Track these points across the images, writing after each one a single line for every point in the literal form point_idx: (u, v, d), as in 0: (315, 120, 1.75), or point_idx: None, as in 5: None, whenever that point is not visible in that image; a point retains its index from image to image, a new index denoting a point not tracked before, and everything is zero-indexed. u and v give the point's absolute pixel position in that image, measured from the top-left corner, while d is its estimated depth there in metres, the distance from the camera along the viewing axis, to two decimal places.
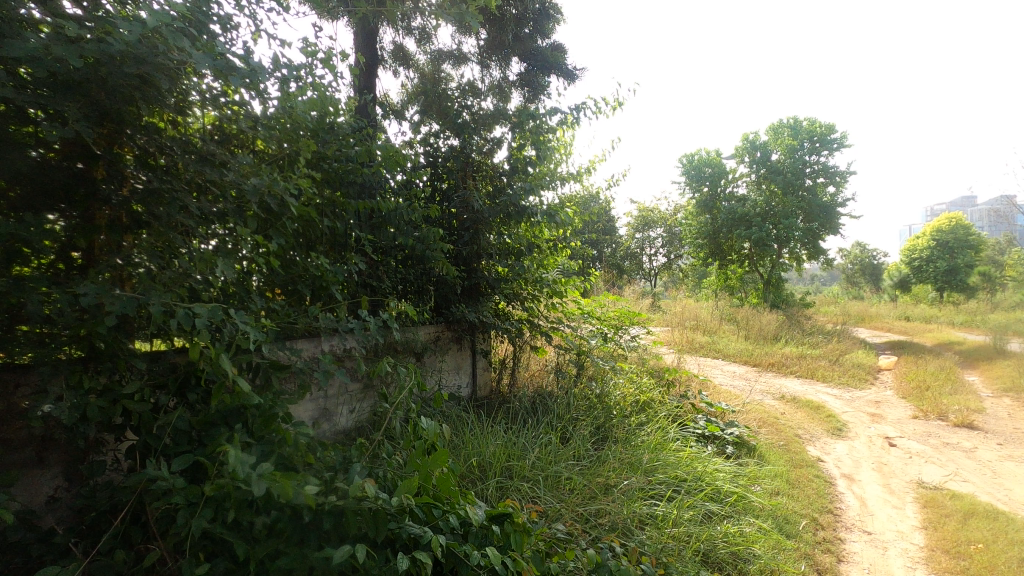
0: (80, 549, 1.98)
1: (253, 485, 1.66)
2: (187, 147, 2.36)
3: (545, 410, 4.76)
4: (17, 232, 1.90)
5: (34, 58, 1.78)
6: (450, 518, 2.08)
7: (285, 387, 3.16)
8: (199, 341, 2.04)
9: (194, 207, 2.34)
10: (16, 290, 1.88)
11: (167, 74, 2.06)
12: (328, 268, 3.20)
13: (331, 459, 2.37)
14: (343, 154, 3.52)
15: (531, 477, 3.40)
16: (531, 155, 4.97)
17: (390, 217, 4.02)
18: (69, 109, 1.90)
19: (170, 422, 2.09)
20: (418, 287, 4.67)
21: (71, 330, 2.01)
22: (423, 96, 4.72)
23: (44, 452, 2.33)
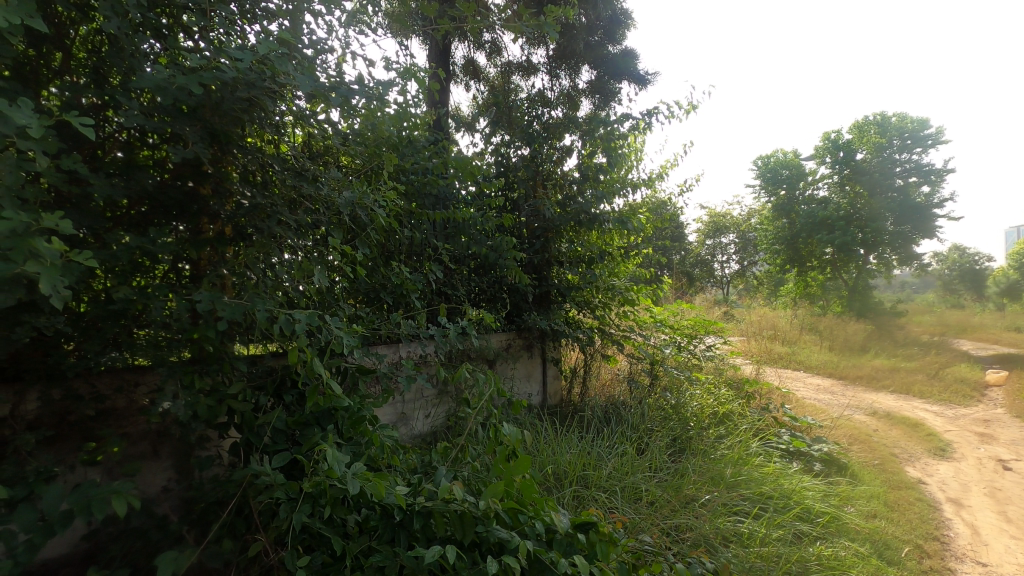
0: (192, 537, 2.13)
1: (348, 483, 1.83)
2: (284, 164, 2.54)
3: (618, 421, 4.67)
4: (144, 245, 2.08)
5: (160, 87, 1.95)
6: (536, 524, 2.00)
7: (369, 391, 3.31)
8: (297, 345, 2.16)
9: (292, 221, 2.53)
10: (141, 297, 2.08)
11: (271, 96, 2.21)
12: (408, 276, 3.32)
13: (414, 462, 2.55)
14: (421, 167, 3.68)
15: (607, 488, 3.36)
16: (601, 161, 4.92)
17: (465, 226, 4.11)
18: (187, 133, 2.07)
19: (270, 421, 2.24)
20: (490, 295, 4.73)
21: (185, 333, 2.18)
22: (494, 109, 4.81)
23: (158, 446, 2.58)
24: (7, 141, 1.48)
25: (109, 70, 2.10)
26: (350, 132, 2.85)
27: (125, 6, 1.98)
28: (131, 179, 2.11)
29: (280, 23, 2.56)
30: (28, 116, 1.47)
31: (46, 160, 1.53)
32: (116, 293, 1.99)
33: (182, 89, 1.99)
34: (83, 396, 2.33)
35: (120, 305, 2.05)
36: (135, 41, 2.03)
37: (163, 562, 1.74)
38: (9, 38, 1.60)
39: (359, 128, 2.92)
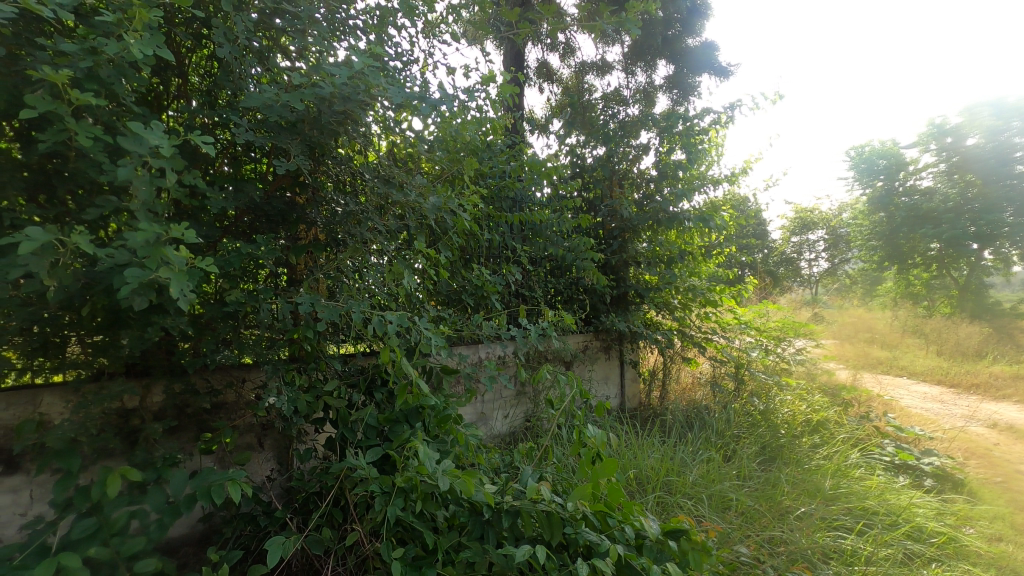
0: (295, 524, 2.30)
1: (439, 480, 1.89)
2: (375, 171, 2.63)
3: (701, 426, 4.50)
4: (253, 252, 2.25)
5: (267, 105, 2.10)
6: (626, 528, 1.95)
7: (453, 390, 3.41)
8: (388, 345, 2.26)
9: (382, 226, 2.63)
10: (250, 299, 2.26)
11: (363, 107, 2.31)
12: (489, 278, 3.38)
13: (498, 461, 2.59)
14: (499, 171, 3.74)
15: (693, 495, 3.24)
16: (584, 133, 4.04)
17: (542, 228, 4.13)
18: (290, 147, 2.22)
19: (363, 417, 2.36)
20: (567, 296, 4.72)
21: (287, 333, 2.34)
22: (570, 111, 4.80)
23: (263, 438, 2.79)
24: (143, 160, 1.66)
25: (220, 92, 2.29)
26: (434, 138, 2.95)
27: (235, 33, 2.15)
28: (241, 191, 2.29)
29: (369, 38, 2.69)
30: (160, 137, 1.64)
31: (175, 177, 1.70)
32: (229, 296, 2.18)
33: (286, 106, 2.13)
34: (200, 390, 2.57)
35: (232, 308, 2.23)
36: (243, 64, 2.20)
37: (273, 545, 1.88)
38: (143, 69, 1.79)
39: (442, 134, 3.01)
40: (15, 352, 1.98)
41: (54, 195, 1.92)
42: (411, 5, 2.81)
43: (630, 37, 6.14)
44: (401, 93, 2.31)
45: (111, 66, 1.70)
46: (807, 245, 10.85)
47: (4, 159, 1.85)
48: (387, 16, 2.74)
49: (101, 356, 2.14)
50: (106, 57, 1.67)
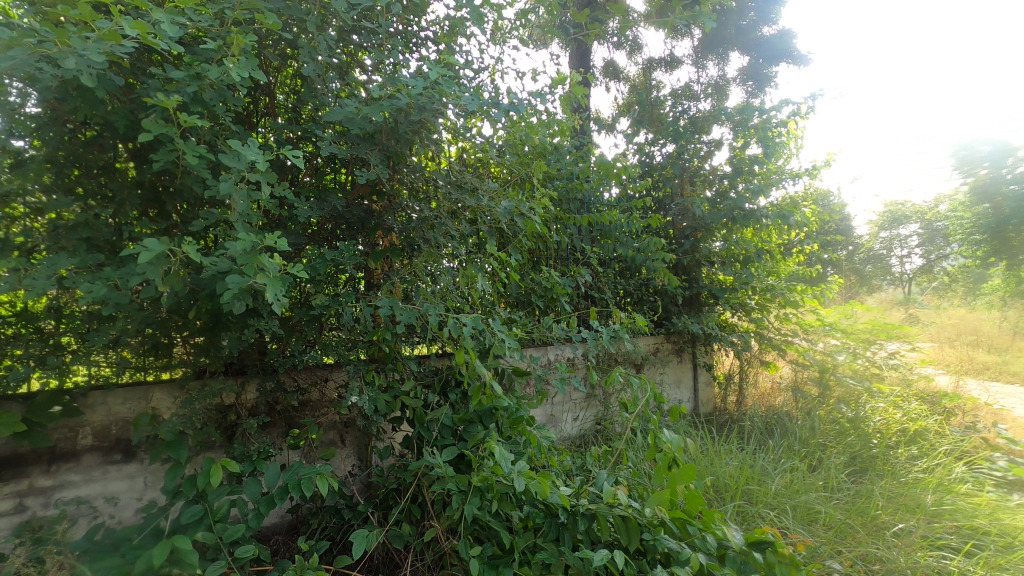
0: (376, 518, 2.39)
1: (514, 480, 1.91)
2: (448, 177, 2.71)
3: (782, 433, 4.29)
4: (336, 259, 2.37)
5: (348, 118, 2.21)
6: (707, 537, 1.88)
7: (524, 392, 3.44)
8: (463, 346, 2.31)
9: (455, 231, 2.69)
10: (333, 303, 2.38)
11: (438, 116, 2.38)
12: (558, 280, 3.37)
13: (571, 463, 2.58)
14: (567, 173, 3.73)
15: (776, 506, 3.09)
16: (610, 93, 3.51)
17: (611, 229, 4.07)
18: (370, 157, 2.33)
19: (439, 417, 2.43)
20: (637, 298, 4.63)
21: (367, 335, 2.44)
22: (638, 109, 4.71)
23: (344, 435, 2.92)
24: (241, 175, 1.79)
25: (304, 107, 2.42)
26: (502, 143, 3.00)
27: (319, 51, 2.28)
28: (324, 201, 2.42)
29: (440, 48, 2.76)
30: (256, 153, 1.76)
31: (269, 190, 1.83)
32: (315, 300, 2.30)
33: (366, 118, 2.23)
34: (288, 388, 2.72)
35: (317, 311, 2.37)
36: (326, 80, 2.33)
37: (357, 538, 1.98)
38: (239, 90, 1.93)
39: (511, 139, 3.05)
40: (131, 352, 2.21)
41: (163, 210, 2.17)
42: (479, 13, 2.86)
43: (700, 30, 5.94)
44: (477, 101, 2.37)
45: (213, 90, 1.85)
46: (896, 240, 10.04)
47: (122, 177, 2.09)
48: (456, 25, 2.80)
49: (202, 356, 2.33)
50: (208, 81, 1.82)
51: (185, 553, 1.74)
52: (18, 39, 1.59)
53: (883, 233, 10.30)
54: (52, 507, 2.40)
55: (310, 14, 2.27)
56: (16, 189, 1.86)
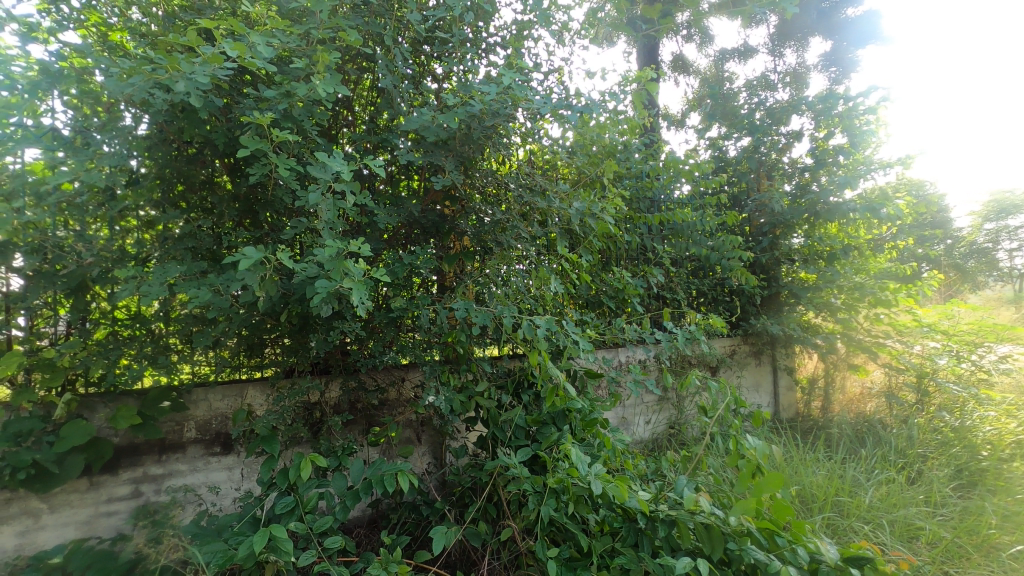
0: (453, 516, 2.45)
1: (591, 483, 1.91)
2: (519, 181, 2.72)
3: (875, 442, 4.00)
4: (414, 264, 2.46)
5: (424, 126, 2.28)
6: (799, 550, 1.78)
7: (597, 394, 3.41)
8: (536, 348, 2.32)
9: (526, 233, 2.71)
10: (411, 306, 2.46)
11: (509, 120, 2.41)
12: (630, 280, 3.31)
13: (647, 468, 2.53)
14: (637, 171, 3.66)
15: (870, 520, 2.89)
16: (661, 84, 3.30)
17: (684, 227, 3.94)
18: (445, 163, 2.40)
19: (513, 418, 2.46)
20: (711, 298, 4.49)
21: (443, 337, 2.50)
22: (710, 103, 4.57)
23: (420, 433, 3.00)
24: (328, 186, 1.90)
25: (380, 117, 2.52)
26: (568, 143, 3.00)
27: (395, 63, 2.38)
28: (402, 208, 2.51)
29: (508, 52, 2.79)
30: (341, 164, 1.86)
31: (353, 199, 1.92)
32: (394, 303, 2.39)
33: (441, 126, 2.30)
34: (369, 387, 2.78)
35: (397, 314, 2.46)
36: (401, 90, 2.41)
37: (437, 535, 2.05)
38: (325, 105, 2.04)
39: (580, 138, 3.04)
40: (229, 351, 2.42)
41: (255, 220, 2.39)
42: (548, 16, 2.87)
43: (777, 16, 5.66)
44: (550, 104, 2.39)
45: (301, 106, 1.97)
46: (1005, 231, 9.10)
47: (220, 191, 2.34)
48: (524, 28, 2.82)
49: (291, 357, 2.50)
50: (298, 98, 1.94)
51: (281, 541, 1.85)
52: (138, 68, 1.82)
53: (988, 224, 9.20)
54: (163, 493, 2.63)
55: (386, 27, 2.37)
56: (133, 204, 2.18)
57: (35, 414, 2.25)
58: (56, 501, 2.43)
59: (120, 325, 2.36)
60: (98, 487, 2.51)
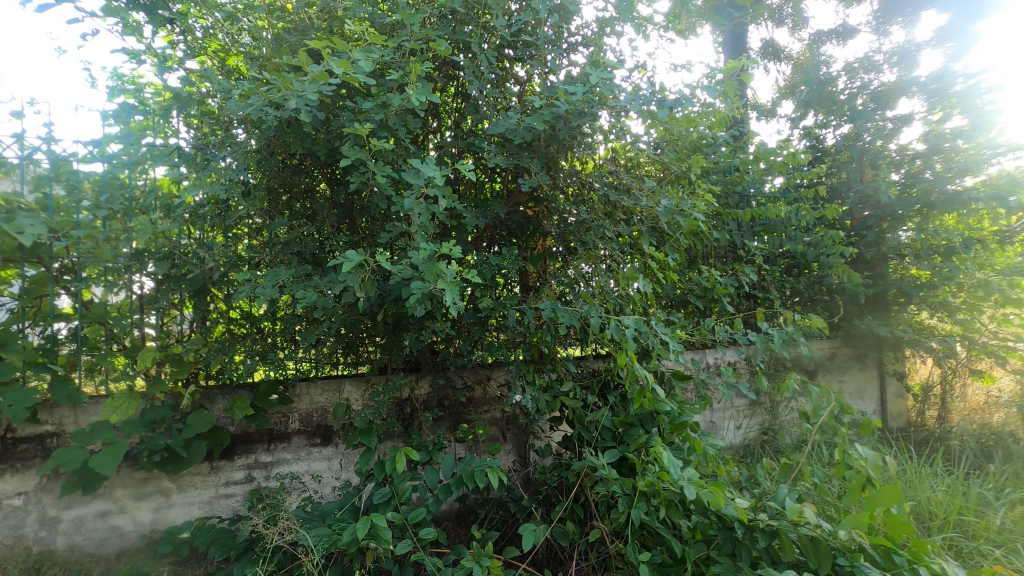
0: (540, 514, 2.47)
1: (685, 488, 1.86)
2: (604, 179, 2.69)
3: (1006, 457, 3.59)
4: (501, 265, 2.51)
5: (511, 129, 2.33)
6: (920, 571, 1.64)
7: (685, 396, 3.30)
8: (625, 348, 2.27)
9: (612, 233, 2.67)
10: (498, 306, 2.51)
11: (596, 119, 2.42)
12: (720, 279, 3.17)
13: (742, 475, 2.42)
14: (725, 165, 3.51)
15: (1002, 543, 2.60)
16: (751, 74, 3.13)
17: (778, 223, 3.72)
18: (531, 165, 2.43)
19: (599, 419, 2.44)
20: (807, 298, 4.16)
21: (529, 337, 2.52)
22: (804, 91, 4.27)
23: (505, 431, 3.05)
24: (421, 190, 1.98)
25: (465, 121, 2.59)
26: (652, 140, 2.92)
27: (482, 68, 2.43)
28: (489, 210, 2.58)
29: (590, 50, 2.76)
30: (434, 170, 1.93)
31: (445, 203, 1.99)
32: (481, 303, 2.45)
33: (528, 128, 2.33)
34: (457, 385, 2.86)
35: (484, 314, 2.52)
36: (486, 95, 2.47)
37: (526, 532, 2.08)
38: (418, 114, 2.13)
39: (665, 134, 2.94)
40: (329, 348, 2.59)
41: (353, 224, 2.52)
42: (632, 11, 2.82)
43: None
44: (637, 101, 2.39)
45: (396, 115, 2.07)
46: None
47: (320, 198, 2.48)
48: (606, 26, 2.79)
49: (386, 354, 2.63)
50: (392, 108, 2.03)
51: (381, 530, 1.95)
52: (255, 90, 2.01)
53: None
54: (273, 479, 2.83)
55: (473, 35, 2.43)
56: (246, 213, 2.42)
57: (166, 403, 2.58)
58: (183, 482, 2.70)
59: (232, 323, 2.63)
60: (218, 470, 2.75)
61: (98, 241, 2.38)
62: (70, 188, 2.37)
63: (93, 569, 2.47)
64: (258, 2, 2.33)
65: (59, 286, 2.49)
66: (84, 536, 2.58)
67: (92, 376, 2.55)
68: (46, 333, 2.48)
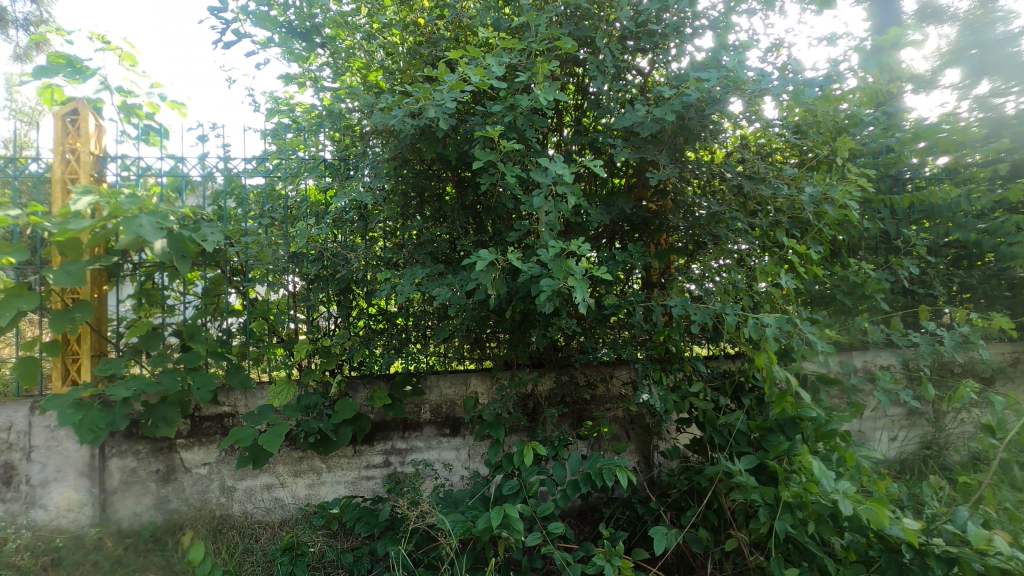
0: (669, 518, 2.39)
1: (840, 503, 1.72)
2: (737, 169, 2.53)
3: None
4: (629, 261, 2.46)
5: (638, 122, 2.28)
6: None
7: (832, 402, 3.01)
8: (764, 348, 2.12)
9: (747, 225, 2.51)
10: (624, 303, 2.47)
11: (729, 106, 2.30)
12: (872, 274, 2.84)
13: (905, 493, 2.16)
14: (878, 146, 3.14)
15: None
16: (914, 40, 2.76)
17: (943, 208, 3.26)
18: (660, 157, 2.36)
19: (734, 423, 2.30)
20: (983, 294, 3.53)
21: (656, 334, 2.45)
22: (975, 55, 3.68)
23: (629, 430, 2.99)
24: (550, 189, 2.01)
25: (586, 118, 2.59)
26: (787, 123, 2.69)
27: (606, 64, 2.41)
28: (614, 206, 2.54)
29: (718, 32, 2.61)
30: (562, 168, 1.95)
31: (573, 200, 2.01)
32: (607, 301, 2.43)
33: (657, 120, 2.27)
34: (580, 383, 2.85)
35: (610, 310, 2.49)
36: (610, 89, 2.44)
37: (657, 536, 2.02)
38: (545, 113, 2.17)
39: (805, 115, 2.69)
40: (459, 343, 2.71)
41: (480, 224, 2.61)
42: None
43: None
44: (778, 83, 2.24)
45: (524, 116, 2.13)
46: None
47: (450, 200, 2.60)
48: (736, 4, 2.63)
49: (512, 351, 2.70)
50: (520, 109, 2.09)
51: (513, 520, 2.01)
52: (398, 101, 2.17)
53: None
54: (408, 465, 3.03)
55: (595, 30, 2.41)
56: (384, 217, 2.61)
57: (318, 390, 2.86)
58: (331, 462, 2.98)
59: (372, 319, 2.82)
60: (360, 454, 3.00)
61: (262, 245, 2.65)
62: (240, 200, 2.82)
63: (262, 533, 2.78)
64: (394, 20, 2.50)
65: (232, 286, 2.86)
66: (254, 505, 2.93)
67: (258, 365, 2.91)
68: (222, 327, 2.86)
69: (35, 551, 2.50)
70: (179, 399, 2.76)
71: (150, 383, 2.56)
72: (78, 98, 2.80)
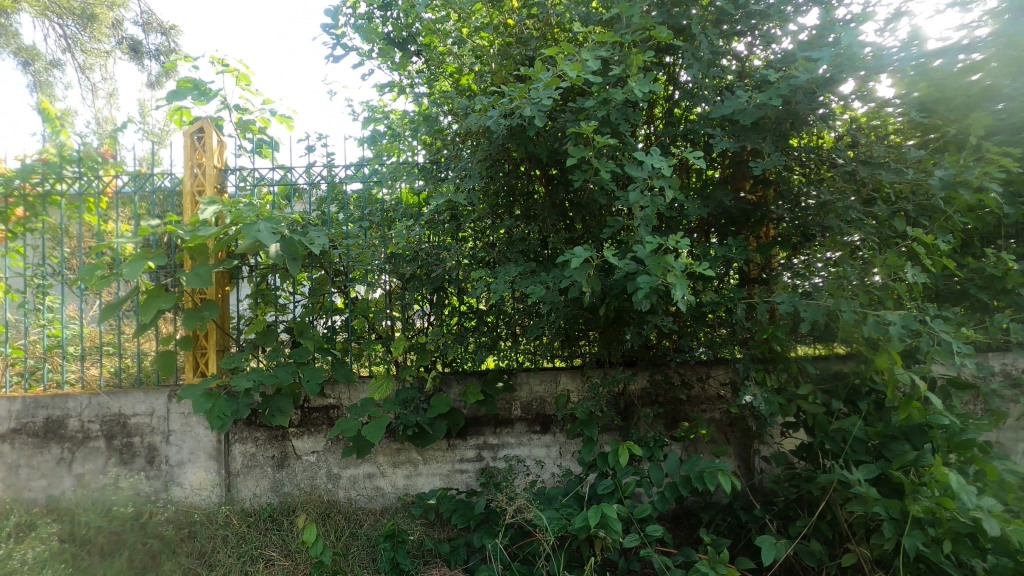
0: (775, 527, 2.27)
1: (986, 522, 1.57)
2: (852, 153, 2.34)
3: None
4: (730, 256, 2.36)
5: (739, 110, 2.17)
6: None
7: (965, 407, 2.71)
8: (886, 347, 1.95)
9: (863, 214, 2.31)
10: (723, 300, 2.36)
11: (837, 87, 2.17)
12: (1015, 265, 2.51)
13: None
14: None
15: None
16: None
17: None
18: (764, 145, 2.24)
19: (851, 429, 2.11)
20: None
21: (759, 332, 2.32)
22: None
23: (727, 433, 2.85)
24: (646, 183, 1.97)
25: (679, 108, 2.50)
26: (908, 100, 2.44)
27: (701, 50, 2.32)
28: (711, 199, 2.43)
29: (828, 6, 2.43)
30: (661, 161, 1.90)
31: (672, 194, 1.95)
32: (705, 297, 2.33)
33: (760, 106, 2.14)
34: (675, 382, 2.75)
35: (708, 307, 2.39)
36: (707, 76, 2.34)
37: (765, 546, 1.92)
38: (639, 106, 2.14)
39: (931, 90, 2.44)
40: (550, 340, 2.72)
41: (570, 221, 2.60)
42: None
43: None
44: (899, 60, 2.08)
45: (617, 110, 2.12)
46: None
47: (541, 198, 2.62)
48: None
49: (605, 348, 2.67)
50: (614, 103, 2.08)
51: (611, 521, 1.99)
52: (494, 103, 2.21)
53: None
54: (499, 460, 3.09)
55: (690, 15, 2.32)
56: (475, 216, 2.67)
57: (415, 385, 2.99)
58: (427, 455, 3.10)
59: (464, 316, 2.90)
60: (454, 448, 3.09)
61: (363, 247, 2.80)
62: (342, 204, 2.97)
63: (366, 519, 2.95)
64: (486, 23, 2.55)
65: (334, 285, 3.04)
66: (358, 492, 3.11)
67: (360, 360, 3.07)
68: (328, 324, 3.06)
69: (177, 523, 2.81)
70: (292, 391, 2.99)
71: (267, 375, 2.78)
72: (203, 118, 3.12)
